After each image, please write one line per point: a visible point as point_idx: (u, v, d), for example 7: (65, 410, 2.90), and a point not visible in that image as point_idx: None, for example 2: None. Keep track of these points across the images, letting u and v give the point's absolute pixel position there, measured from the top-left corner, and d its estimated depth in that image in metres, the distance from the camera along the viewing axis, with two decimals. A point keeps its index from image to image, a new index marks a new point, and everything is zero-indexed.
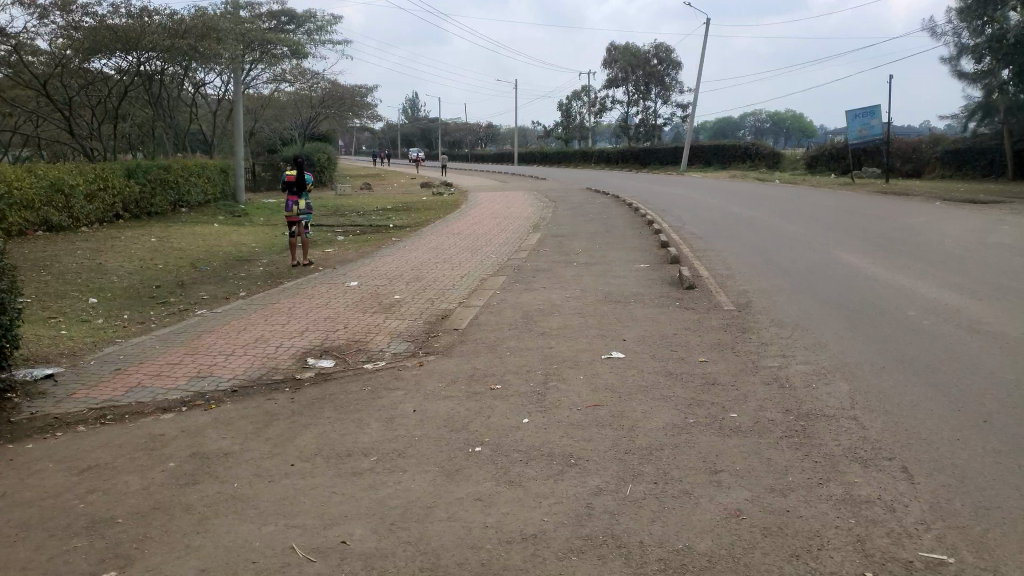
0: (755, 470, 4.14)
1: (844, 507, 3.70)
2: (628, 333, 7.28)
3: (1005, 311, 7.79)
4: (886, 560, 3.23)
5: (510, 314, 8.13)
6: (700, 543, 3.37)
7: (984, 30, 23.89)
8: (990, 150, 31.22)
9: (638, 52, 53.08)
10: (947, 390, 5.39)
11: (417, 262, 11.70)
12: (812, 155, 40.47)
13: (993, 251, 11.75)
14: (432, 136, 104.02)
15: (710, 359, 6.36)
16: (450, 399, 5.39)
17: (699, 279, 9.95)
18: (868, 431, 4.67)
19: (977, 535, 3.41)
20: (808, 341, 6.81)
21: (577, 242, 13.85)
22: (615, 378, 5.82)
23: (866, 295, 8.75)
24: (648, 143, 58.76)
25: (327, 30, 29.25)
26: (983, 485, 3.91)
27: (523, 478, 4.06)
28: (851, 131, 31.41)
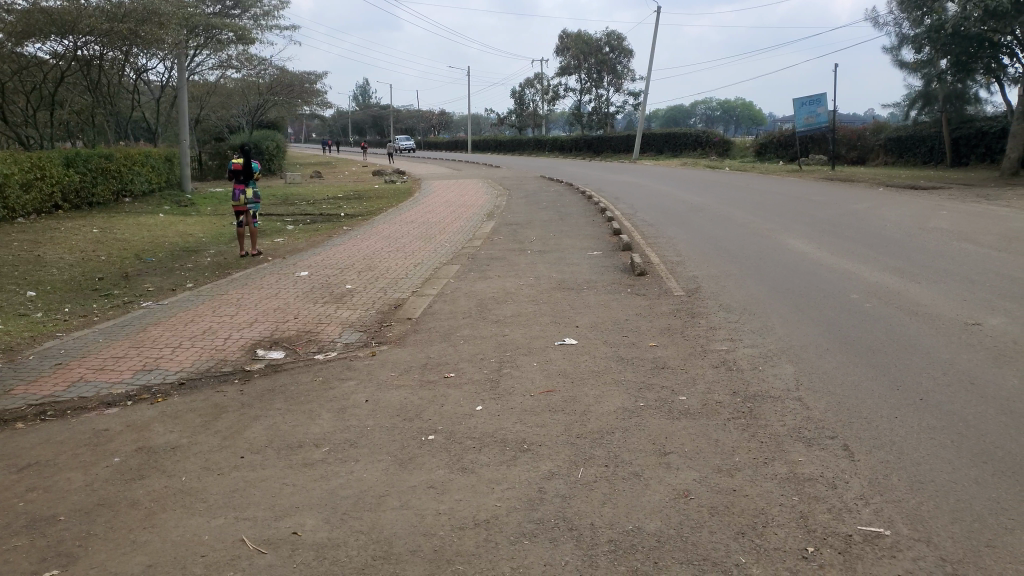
0: (702, 451, 4.23)
1: (788, 485, 3.81)
2: (581, 320, 7.34)
3: (941, 293, 8.07)
4: (827, 535, 3.34)
5: (464, 303, 8.11)
6: (649, 523, 3.44)
7: (924, 21, 24.24)
8: (931, 137, 32.11)
9: (590, 39, 53.21)
10: (887, 371, 5.57)
11: (370, 251, 11.59)
12: (761, 142, 41.19)
13: (932, 236, 12.11)
14: (384, 123, 103.00)
15: (661, 344, 6.45)
16: (402, 388, 5.38)
17: (651, 266, 10.07)
18: (811, 411, 4.81)
19: (912, 508, 3.55)
20: (755, 325, 6.96)
21: (531, 230, 13.88)
22: (567, 364, 5.88)
23: (811, 279, 8.99)
24: (601, 132, 59.01)
25: (273, 15, 28.56)
26: (918, 460, 4.06)
27: (476, 464, 4.07)
28: (798, 118, 32.00)
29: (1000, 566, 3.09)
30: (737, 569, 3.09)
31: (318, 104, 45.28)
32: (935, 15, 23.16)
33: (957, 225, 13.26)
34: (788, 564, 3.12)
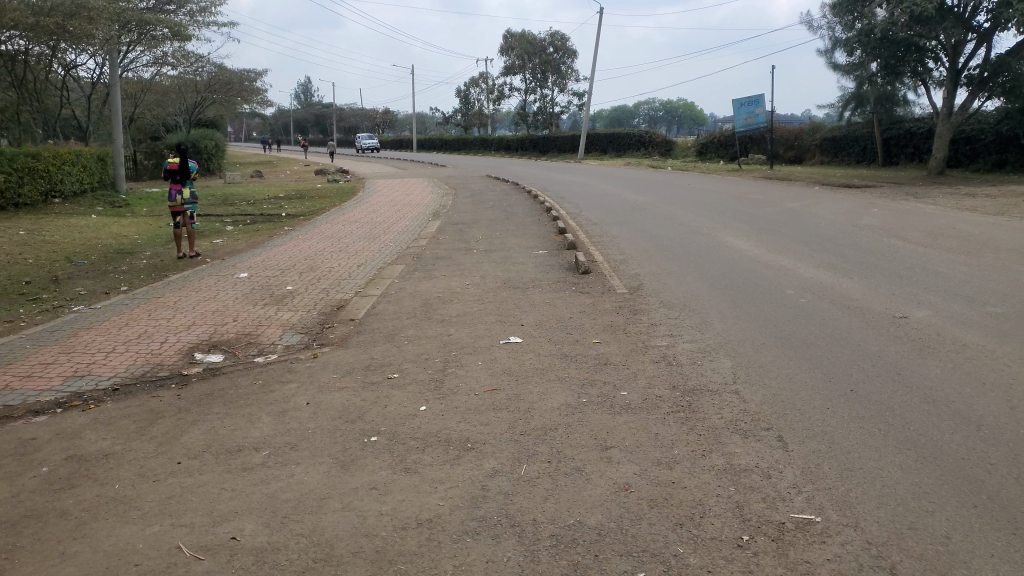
0: (642, 445, 4.31)
1: (725, 476, 3.91)
2: (526, 318, 7.38)
3: (871, 288, 8.37)
4: (761, 523, 3.45)
5: (408, 303, 8.07)
6: (591, 517, 3.49)
7: (854, 25, 25.00)
8: (863, 137, 33.25)
9: (535, 39, 53.41)
10: (820, 363, 5.76)
11: (312, 252, 11.43)
12: (703, 142, 42.02)
13: (863, 232, 12.56)
14: (327, 122, 101.49)
15: (604, 341, 6.54)
16: (344, 390, 5.33)
17: (595, 264, 10.18)
18: (747, 404, 4.95)
19: (842, 495, 3.69)
20: (694, 321, 7.11)
21: (477, 229, 13.89)
22: (512, 363, 5.91)
23: (749, 276, 9.22)
24: (547, 131, 59.28)
25: (210, 12, 27.86)
26: (848, 449, 4.22)
27: (419, 465, 4.07)
28: (738, 119, 32.70)
29: (920, 547, 3.24)
30: (676, 559, 3.16)
31: (258, 102, 44.32)
32: (865, 20, 23.94)
33: (886, 222, 13.75)
34: (723, 553, 3.21)
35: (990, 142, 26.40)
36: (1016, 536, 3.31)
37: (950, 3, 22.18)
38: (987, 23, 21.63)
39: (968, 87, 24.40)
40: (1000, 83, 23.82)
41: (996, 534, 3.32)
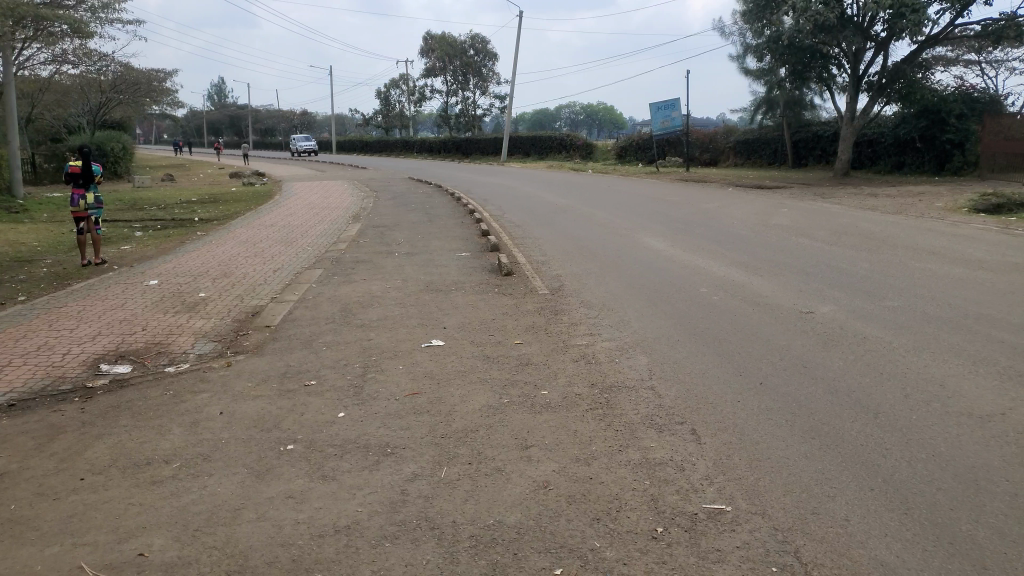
0: (562, 442, 4.38)
1: (641, 470, 4.01)
2: (448, 321, 7.37)
3: (780, 285, 8.73)
4: (675, 515, 3.55)
5: (327, 308, 7.95)
6: (510, 516, 3.53)
7: (763, 32, 25.97)
8: (774, 140, 34.63)
9: (455, 42, 53.38)
10: (731, 358, 5.99)
11: (226, 257, 11.09)
12: (622, 145, 42.90)
13: (774, 232, 13.08)
14: (242, 124, 98.65)
15: (525, 341, 6.60)
16: (260, 398, 5.21)
17: (517, 266, 10.25)
18: (663, 399, 5.09)
19: (751, 484, 3.84)
20: (613, 320, 7.26)
21: (398, 232, 13.79)
22: (433, 366, 5.90)
23: (666, 275, 9.48)
24: (469, 133, 59.31)
25: (114, 8, 26.72)
26: (756, 439, 4.40)
27: (337, 472, 4.02)
28: (654, 122, 33.49)
29: (822, 530, 3.40)
30: (593, 554, 3.23)
31: (168, 103, 42.69)
32: (773, 27, 24.88)
33: (794, 222, 14.36)
34: (639, 545, 3.30)
35: (889, 144, 27.88)
36: (908, 515, 3.52)
37: (850, 13, 23.31)
38: (884, 33, 22.82)
39: (868, 93, 25.69)
40: (897, 89, 25.17)
41: (890, 515, 3.52)
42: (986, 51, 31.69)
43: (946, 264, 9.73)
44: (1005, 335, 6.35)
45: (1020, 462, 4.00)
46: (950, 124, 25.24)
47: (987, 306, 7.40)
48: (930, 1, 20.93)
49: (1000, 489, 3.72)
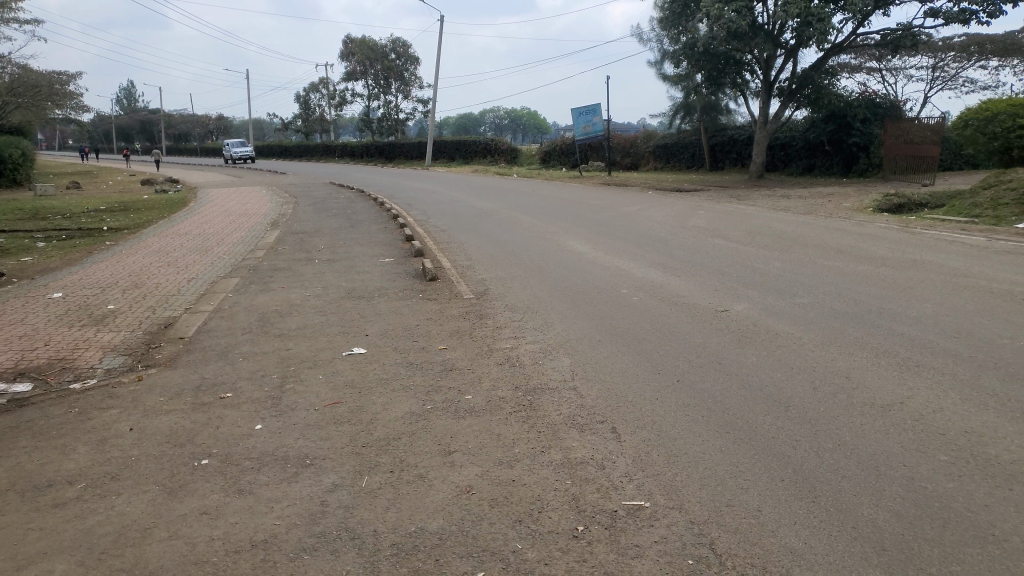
0: (485, 446, 4.39)
1: (563, 470, 4.07)
2: (370, 328, 7.29)
3: (697, 285, 8.98)
4: (595, 513, 3.61)
5: (243, 318, 7.74)
6: (432, 523, 3.51)
7: (680, 38, 26.70)
8: (691, 145, 35.62)
9: (375, 45, 52.89)
10: (651, 357, 6.12)
11: (136, 268, 10.67)
12: (546, 149, 43.43)
13: (692, 233, 13.45)
14: (153, 128, 95.09)
15: (449, 346, 6.59)
16: (172, 413, 5.03)
17: (441, 271, 10.23)
18: (584, 399, 5.17)
19: (669, 480, 3.94)
20: (538, 323, 7.34)
21: (319, 238, 13.55)
22: (354, 374, 5.82)
23: (588, 277, 9.62)
24: (392, 137, 58.84)
25: (9, 8, 25.38)
26: (674, 435, 4.52)
27: (254, 485, 3.92)
28: (576, 127, 33.95)
29: (735, 521, 3.52)
30: (515, 556, 3.25)
31: (71, 107, 40.76)
32: (688, 34, 25.62)
33: (711, 223, 14.80)
34: (559, 545, 3.34)
35: (801, 148, 29.11)
36: (815, 503, 3.67)
37: (761, 21, 24.20)
38: (793, 40, 23.78)
39: (779, 98, 26.71)
40: (806, 95, 26.28)
41: (800, 504, 3.67)
42: (886, 59, 33.48)
43: (852, 261, 10.20)
44: (905, 328, 6.72)
45: (917, 447, 4.24)
46: (855, 128, 26.47)
47: (889, 301, 7.79)
48: (834, 11, 21.92)
49: (898, 473, 3.93)
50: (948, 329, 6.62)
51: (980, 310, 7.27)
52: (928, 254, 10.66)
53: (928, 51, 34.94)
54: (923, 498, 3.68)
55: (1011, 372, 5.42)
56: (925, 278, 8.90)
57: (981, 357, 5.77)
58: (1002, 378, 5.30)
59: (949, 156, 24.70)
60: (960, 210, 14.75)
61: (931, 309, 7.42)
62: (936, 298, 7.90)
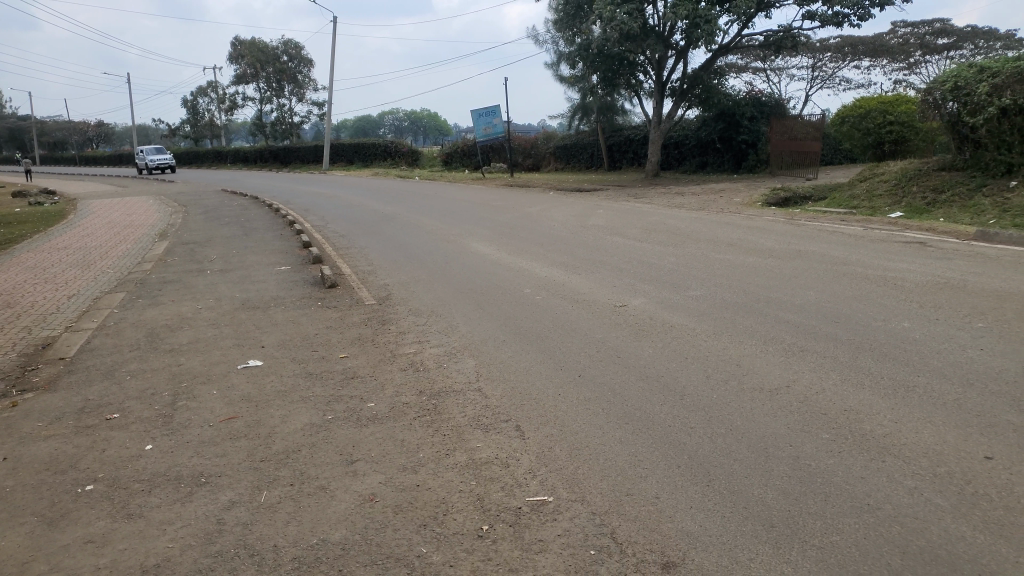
0: (388, 453, 4.35)
1: (467, 471, 4.08)
2: (267, 339, 7.08)
3: (597, 282, 9.19)
4: (500, 511, 3.65)
5: (130, 334, 7.36)
6: (334, 533, 3.46)
7: (575, 40, 27.16)
8: (590, 145, 36.30)
9: (266, 47, 51.32)
10: (553, 354, 6.23)
11: (8, 286, 9.98)
12: (447, 151, 43.55)
13: (591, 232, 13.75)
14: (24, 136, 88.99)
15: (351, 354, 6.49)
16: (52, 438, 4.74)
17: (341, 278, 10.04)
18: (489, 399, 5.21)
19: (571, 473, 4.02)
20: (441, 325, 7.33)
21: (212, 248, 13.06)
22: (251, 388, 5.64)
23: (491, 278, 9.68)
24: (287, 142, 57.30)
25: None
26: (575, 430, 4.62)
27: (145, 508, 3.75)
28: (476, 129, 33.99)
29: (635, 510, 3.63)
30: (420, 560, 3.25)
31: None
32: (583, 35, 26.08)
33: (609, 222, 15.16)
34: (464, 546, 3.35)
35: (693, 146, 30.27)
36: (710, 486, 3.83)
37: (652, 23, 24.92)
38: (682, 41, 24.61)
39: (671, 98, 27.62)
40: (697, 94, 27.30)
41: (695, 489, 3.81)
42: (768, 60, 35.23)
43: (742, 254, 10.68)
44: (790, 315, 7.10)
45: (801, 428, 4.49)
46: (743, 126, 27.68)
47: (776, 291, 8.21)
48: (720, 13, 22.83)
49: (785, 453, 4.15)
50: (829, 314, 7.04)
51: (858, 295, 7.78)
52: (811, 244, 11.28)
53: (807, 52, 36.99)
54: (807, 474, 3.90)
55: (884, 352, 5.82)
56: (809, 267, 9.42)
57: (858, 340, 6.16)
58: (876, 358, 5.68)
59: (829, 152, 26.19)
60: (839, 202, 15.68)
61: (814, 296, 7.86)
62: (819, 285, 8.37)
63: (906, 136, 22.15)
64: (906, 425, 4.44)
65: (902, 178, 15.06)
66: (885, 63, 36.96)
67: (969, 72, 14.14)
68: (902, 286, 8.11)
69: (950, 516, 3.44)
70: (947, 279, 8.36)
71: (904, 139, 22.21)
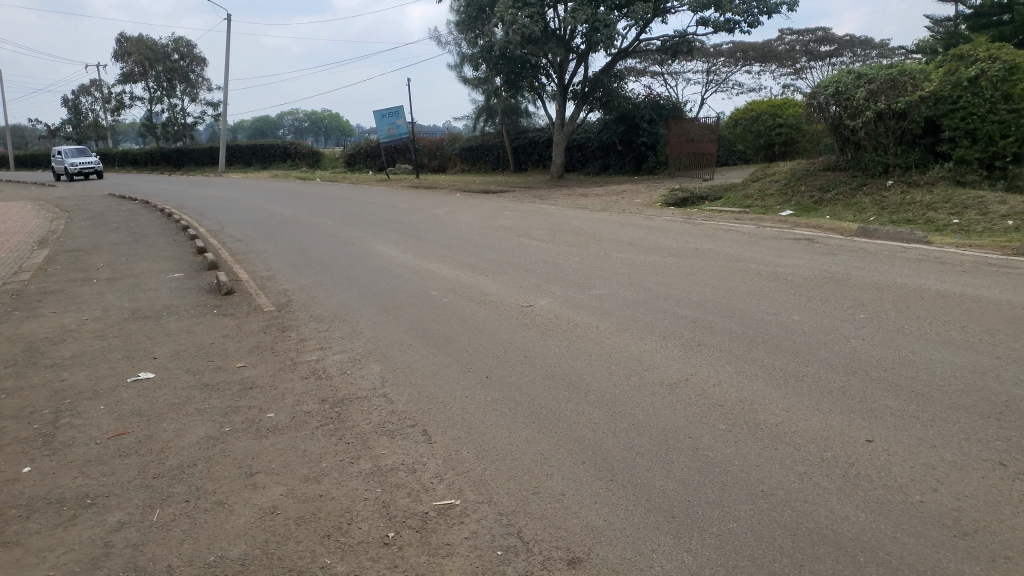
0: (290, 464, 4.23)
1: (372, 479, 4.02)
2: (160, 350, 6.77)
3: (503, 283, 9.25)
4: (406, 517, 3.61)
5: (5, 350, 6.86)
6: (233, 549, 3.35)
7: (478, 42, 27.20)
8: (495, 147, 36.44)
9: (154, 45, 49.04)
10: (460, 356, 6.21)
11: None
12: (350, 153, 42.86)
13: (497, 233, 13.83)
14: None
15: (249, 363, 6.28)
16: None
17: (239, 284, 9.69)
18: (394, 405, 5.14)
19: (478, 475, 4.02)
20: (345, 331, 7.19)
21: (98, 255, 12.36)
22: (142, 401, 5.37)
23: (396, 281, 9.57)
24: (180, 143, 54.95)
25: None
26: (482, 431, 4.62)
27: (22, 535, 3.51)
28: (379, 130, 33.48)
29: (541, 508, 3.66)
30: (324, 572, 3.18)
31: None
32: (485, 37, 26.13)
33: (515, 223, 15.28)
34: (370, 554, 3.30)
35: (596, 148, 30.87)
36: (614, 481, 3.91)
37: (553, 26, 25.24)
38: (583, 45, 25.06)
39: (574, 101, 28.10)
40: (598, 97, 27.88)
41: (600, 483, 3.89)
42: (665, 64, 36.39)
43: (643, 253, 10.99)
44: (689, 311, 7.35)
45: (699, 419, 4.65)
46: (643, 128, 28.45)
47: (674, 288, 8.47)
48: (619, 18, 23.38)
49: (685, 445, 4.29)
50: (724, 309, 7.32)
51: (751, 290, 8.14)
52: (707, 242, 11.73)
53: (701, 56, 38.40)
54: (705, 464, 4.04)
55: (776, 343, 6.11)
56: (706, 265, 9.79)
57: (751, 333, 6.45)
58: (768, 350, 5.96)
59: (724, 153, 27.27)
60: (734, 201, 16.35)
61: (710, 292, 8.15)
62: (715, 282, 8.69)
63: (794, 137, 23.36)
64: (795, 413, 4.66)
65: (792, 179, 15.83)
66: (773, 67, 38.84)
67: (848, 78, 14.99)
68: (791, 280, 8.54)
69: (836, 498, 3.64)
70: (831, 273, 8.85)
71: (793, 140, 23.53)
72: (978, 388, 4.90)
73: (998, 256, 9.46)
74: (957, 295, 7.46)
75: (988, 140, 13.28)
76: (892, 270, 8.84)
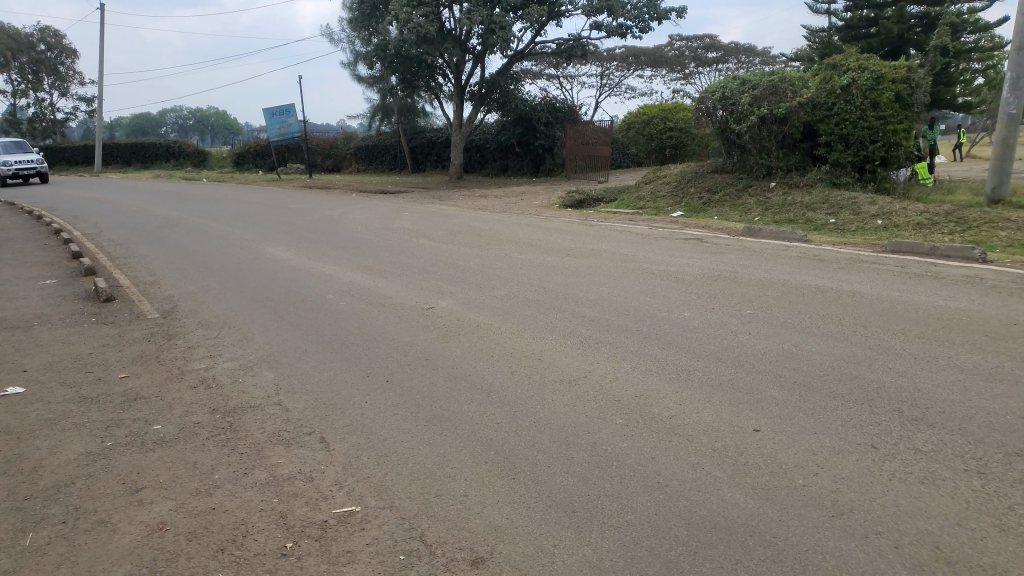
0: (179, 477, 4.03)
1: (268, 489, 3.88)
2: (30, 362, 6.30)
3: (402, 285, 9.13)
4: (305, 526, 3.51)
5: None
6: (116, 571, 3.16)
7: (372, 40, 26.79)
8: (392, 147, 36.02)
9: (18, 34, 45.71)
10: (358, 361, 6.09)
11: None
12: (239, 152, 41.33)
13: (395, 234, 13.64)
14: None
15: (132, 374, 5.93)
16: None
17: (119, 290, 9.14)
18: (290, 413, 4.98)
19: (378, 481, 3.95)
20: (236, 337, 6.92)
21: None
22: (11, 418, 4.99)
23: (291, 285, 9.29)
24: (49, 141, 51.47)
25: None
26: (382, 436, 4.54)
27: None
28: (268, 126, 32.32)
29: (444, 510, 3.64)
30: None
31: None
32: (379, 36, 25.76)
33: (413, 224, 15.15)
34: (267, 566, 3.20)
35: (494, 150, 31.04)
36: (515, 478, 3.95)
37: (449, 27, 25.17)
38: (479, 46, 25.14)
39: (471, 102, 28.16)
40: (494, 99, 28.05)
41: (502, 482, 3.91)
42: (561, 67, 36.98)
43: (541, 253, 11.13)
44: (586, 310, 7.50)
45: (598, 415, 4.75)
46: (540, 131, 28.79)
47: (572, 288, 8.60)
48: (514, 20, 23.61)
49: (583, 440, 4.37)
50: (620, 308, 7.51)
51: (646, 289, 8.39)
52: (602, 243, 12.00)
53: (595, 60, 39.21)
54: (603, 458, 4.14)
55: (670, 340, 6.30)
56: (601, 264, 10.02)
57: (646, 330, 6.64)
58: (663, 346, 6.15)
59: (617, 156, 27.98)
60: (628, 203, 16.78)
61: (607, 292, 8.32)
62: (611, 281, 8.88)
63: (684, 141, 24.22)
64: (688, 407, 4.84)
65: (682, 180, 16.42)
66: (663, 72, 40.08)
67: (733, 84, 15.64)
68: (682, 279, 8.86)
69: (727, 486, 3.80)
70: (719, 272, 9.22)
71: (682, 143, 24.40)
72: (853, 377, 5.23)
73: (869, 253, 10.13)
74: (834, 290, 7.94)
75: (860, 144, 14.18)
76: (776, 268, 9.30)
